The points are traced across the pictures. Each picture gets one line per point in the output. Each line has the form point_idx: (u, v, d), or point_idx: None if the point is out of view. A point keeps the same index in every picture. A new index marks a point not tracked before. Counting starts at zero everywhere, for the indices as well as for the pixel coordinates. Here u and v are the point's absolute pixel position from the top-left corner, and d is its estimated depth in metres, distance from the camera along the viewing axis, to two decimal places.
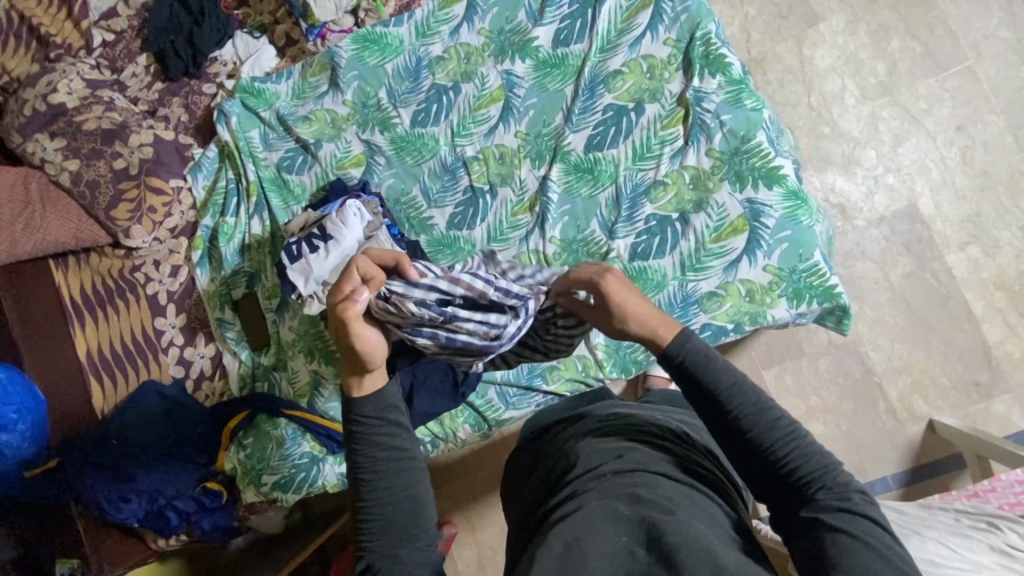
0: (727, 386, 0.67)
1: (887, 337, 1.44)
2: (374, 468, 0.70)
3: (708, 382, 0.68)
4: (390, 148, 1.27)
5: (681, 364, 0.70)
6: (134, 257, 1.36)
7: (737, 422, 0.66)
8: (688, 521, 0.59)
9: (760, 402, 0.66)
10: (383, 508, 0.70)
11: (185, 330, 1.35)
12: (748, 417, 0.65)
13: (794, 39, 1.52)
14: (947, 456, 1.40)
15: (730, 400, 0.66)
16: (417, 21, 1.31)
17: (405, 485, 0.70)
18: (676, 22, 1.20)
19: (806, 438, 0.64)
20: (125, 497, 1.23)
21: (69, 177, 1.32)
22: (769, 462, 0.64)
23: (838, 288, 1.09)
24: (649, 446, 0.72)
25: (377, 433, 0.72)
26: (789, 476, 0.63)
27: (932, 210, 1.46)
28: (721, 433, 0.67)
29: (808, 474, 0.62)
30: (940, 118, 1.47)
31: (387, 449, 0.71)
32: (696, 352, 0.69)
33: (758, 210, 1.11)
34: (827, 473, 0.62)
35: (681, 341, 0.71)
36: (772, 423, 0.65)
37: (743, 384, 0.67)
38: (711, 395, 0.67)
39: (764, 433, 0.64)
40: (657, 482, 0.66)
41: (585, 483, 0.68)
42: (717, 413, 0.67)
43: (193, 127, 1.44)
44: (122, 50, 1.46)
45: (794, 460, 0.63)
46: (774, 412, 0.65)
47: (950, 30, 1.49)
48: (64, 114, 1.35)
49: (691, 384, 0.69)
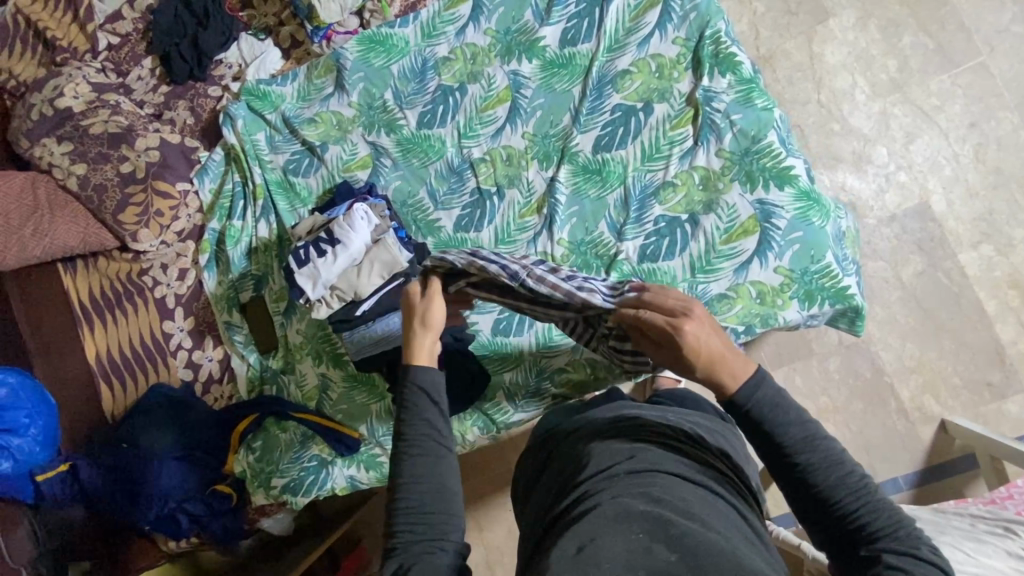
0: (797, 436, 0.68)
1: (898, 337, 1.42)
2: (412, 445, 0.72)
3: (776, 431, 0.69)
4: (396, 150, 1.26)
5: (749, 413, 0.71)
6: (142, 261, 1.36)
7: (804, 472, 0.67)
8: (706, 526, 0.58)
9: (828, 453, 0.67)
10: (415, 494, 0.69)
11: (192, 334, 1.35)
12: (817, 467, 0.66)
13: (804, 35, 1.50)
14: (958, 457, 1.38)
15: (798, 451, 0.67)
16: (422, 22, 1.30)
17: (436, 476, 0.71)
18: (685, 21, 1.18)
19: (875, 489, 0.65)
20: (137, 501, 1.23)
21: (77, 181, 1.32)
22: (834, 509, 0.65)
23: (850, 290, 1.08)
24: (662, 448, 0.71)
25: (422, 412, 0.75)
26: (854, 524, 0.64)
27: (944, 208, 1.44)
28: (787, 480, 0.68)
29: (876, 522, 0.62)
30: (953, 114, 1.45)
31: (428, 428, 0.74)
32: (764, 402, 0.71)
33: (769, 211, 1.10)
34: (894, 521, 0.62)
35: (749, 389, 0.71)
36: (841, 474, 0.66)
37: (817, 437, 0.68)
38: (779, 444, 0.68)
39: (832, 484, 0.65)
40: (672, 484, 0.64)
41: (598, 483, 0.66)
42: (783, 460, 0.68)
43: (198, 130, 1.43)
44: (127, 54, 1.46)
45: (859, 508, 0.64)
46: (843, 462, 0.66)
47: (963, 25, 1.46)
48: (71, 118, 1.35)
49: (761, 433, 0.70)
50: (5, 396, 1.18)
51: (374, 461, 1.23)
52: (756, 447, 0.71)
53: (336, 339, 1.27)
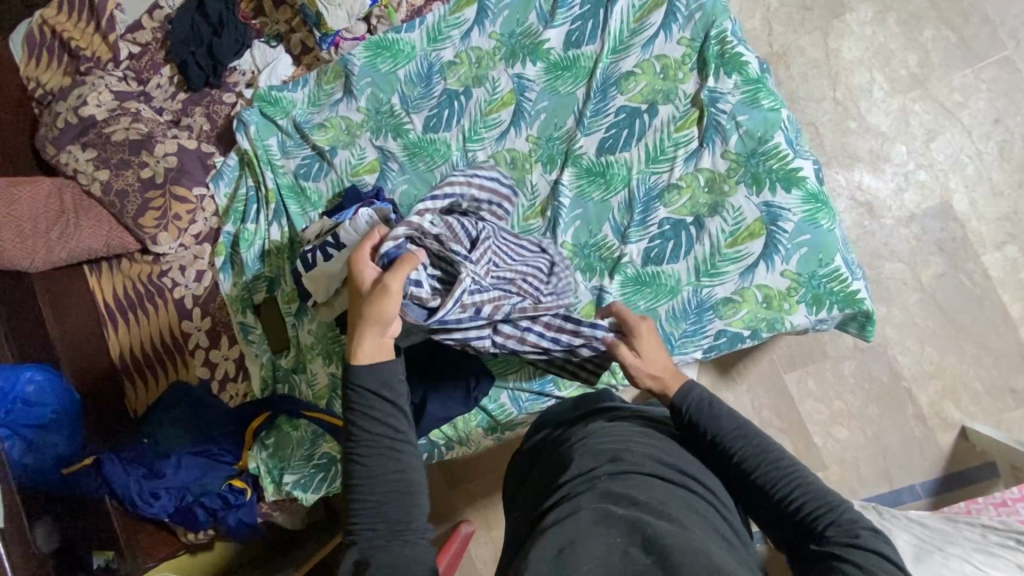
0: (728, 428, 0.71)
1: (916, 340, 1.38)
2: (369, 442, 0.73)
3: (712, 428, 0.72)
4: (402, 154, 1.28)
5: (687, 414, 0.75)
6: (161, 263, 1.41)
7: (740, 465, 0.69)
8: (684, 528, 0.58)
9: (761, 443, 0.69)
10: (373, 495, 0.71)
11: (209, 333, 1.39)
12: (749, 458, 0.68)
13: (819, 31, 1.46)
14: (979, 465, 1.34)
15: (733, 444, 0.70)
16: (428, 26, 1.31)
17: (394, 470, 0.72)
18: (690, 20, 1.17)
19: (810, 478, 0.66)
20: (155, 494, 1.29)
21: (100, 186, 1.38)
22: (774, 499, 0.66)
23: (860, 294, 1.05)
24: (645, 449, 0.70)
25: (374, 410, 0.75)
26: (794, 512, 0.64)
27: (967, 207, 1.39)
28: (729, 475, 0.70)
29: (812, 509, 0.63)
30: (976, 110, 1.40)
31: (382, 425, 0.74)
32: (700, 402, 0.75)
33: (776, 214, 1.08)
34: (829, 506, 0.63)
35: (684, 393, 0.76)
36: (775, 463, 0.67)
37: (749, 428, 0.71)
38: (716, 438, 0.71)
39: (768, 474, 0.67)
40: (652, 486, 0.64)
41: (579, 486, 0.66)
42: (721, 455, 0.71)
43: (214, 135, 1.47)
44: (148, 63, 1.51)
45: (793, 495, 0.65)
46: (775, 451, 0.68)
47: (988, 18, 1.41)
48: (94, 126, 1.41)
49: (695, 430, 0.74)
50: (32, 392, 1.24)
51: None
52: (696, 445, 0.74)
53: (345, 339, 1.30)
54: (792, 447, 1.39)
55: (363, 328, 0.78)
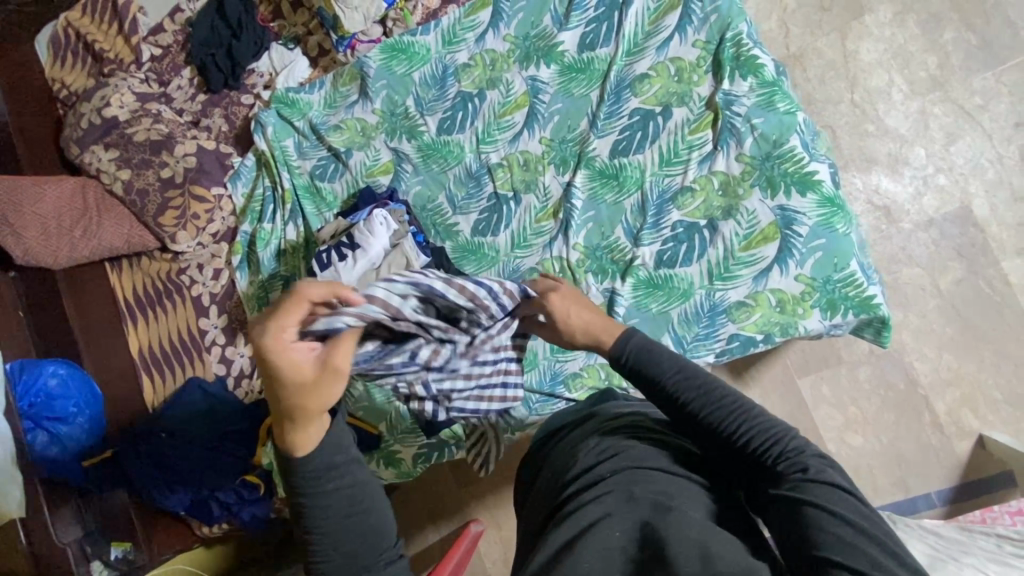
0: (674, 373, 0.71)
1: (934, 347, 1.36)
2: (327, 495, 0.67)
3: (654, 374, 0.71)
4: (417, 156, 1.29)
5: (627, 363, 0.74)
6: (180, 261, 1.44)
7: (687, 408, 0.69)
8: (685, 517, 0.59)
9: (711, 382, 0.69)
10: (340, 543, 0.67)
11: (226, 330, 1.42)
12: (698, 398, 0.68)
13: (837, 32, 1.45)
14: (999, 475, 1.31)
15: (676, 388, 0.70)
16: (443, 29, 1.32)
17: (361, 514, 0.69)
18: (706, 23, 1.16)
19: (757, 414, 0.66)
20: (172, 487, 1.32)
21: (122, 186, 1.41)
22: (727, 439, 0.66)
23: (876, 299, 1.04)
24: (645, 443, 0.70)
25: (327, 472, 0.68)
26: (747, 450, 0.64)
27: (987, 212, 1.37)
28: (678, 419, 0.70)
29: (764, 444, 0.64)
30: (998, 114, 1.38)
31: (334, 481, 0.68)
32: (640, 348, 0.74)
33: (791, 218, 1.07)
34: (778, 439, 0.63)
35: (625, 340, 0.75)
36: (720, 402, 0.67)
37: (694, 370, 0.70)
38: (659, 384, 0.71)
39: (717, 414, 0.67)
40: (654, 477, 0.64)
41: (581, 483, 0.67)
42: (669, 401, 0.70)
43: (233, 136, 1.50)
44: (168, 64, 1.53)
45: (743, 431, 0.65)
46: (722, 389, 0.68)
47: (1011, 19, 1.38)
48: (117, 126, 1.44)
49: (641, 377, 0.73)
50: (56, 385, 1.28)
51: (393, 457, 1.27)
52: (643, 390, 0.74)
53: None
54: None
55: (297, 425, 0.66)
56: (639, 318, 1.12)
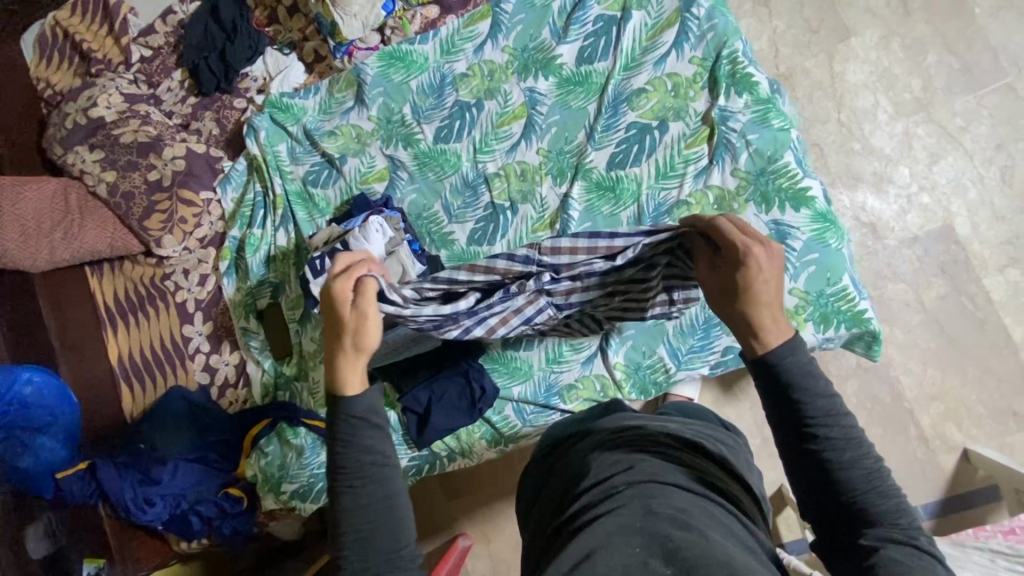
0: (823, 411, 0.63)
1: (919, 361, 1.39)
2: (359, 469, 0.68)
3: (801, 401, 0.64)
4: (413, 164, 1.29)
5: (777, 374, 0.65)
6: (165, 265, 1.40)
7: (817, 447, 0.63)
8: (706, 536, 0.57)
9: (851, 432, 0.63)
10: (364, 525, 0.67)
11: (211, 338, 1.38)
12: (833, 445, 0.62)
13: (825, 54, 1.49)
14: (982, 488, 1.34)
15: (819, 425, 0.63)
16: (442, 38, 1.32)
17: (386, 497, 0.68)
18: (702, 40, 1.18)
19: (883, 473, 0.62)
20: (150, 500, 1.26)
21: (106, 188, 1.37)
22: (841, 491, 0.61)
23: (867, 313, 1.07)
24: (659, 456, 0.70)
25: (357, 433, 0.70)
26: (858, 507, 0.61)
27: (969, 231, 1.41)
28: (794, 450, 0.64)
29: (879, 509, 0.60)
30: (978, 135, 1.42)
31: (367, 455, 0.69)
32: (797, 366, 0.65)
33: (785, 232, 1.09)
34: (898, 507, 0.60)
35: (784, 352, 0.65)
36: (855, 454, 0.62)
37: (844, 415, 0.63)
38: (800, 414, 0.63)
39: (845, 465, 0.61)
40: (671, 494, 0.63)
41: (597, 495, 0.66)
42: (800, 433, 0.64)
43: (223, 140, 1.47)
44: (159, 66, 1.51)
45: (865, 488, 0.61)
46: (860, 441, 0.62)
47: (990, 46, 1.44)
48: (103, 127, 1.40)
49: (779, 394, 0.65)
50: (31, 393, 1.24)
51: None
52: (771, 410, 0.66)
53: None
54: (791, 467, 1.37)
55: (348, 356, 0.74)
56: (634, 329, 1.18)
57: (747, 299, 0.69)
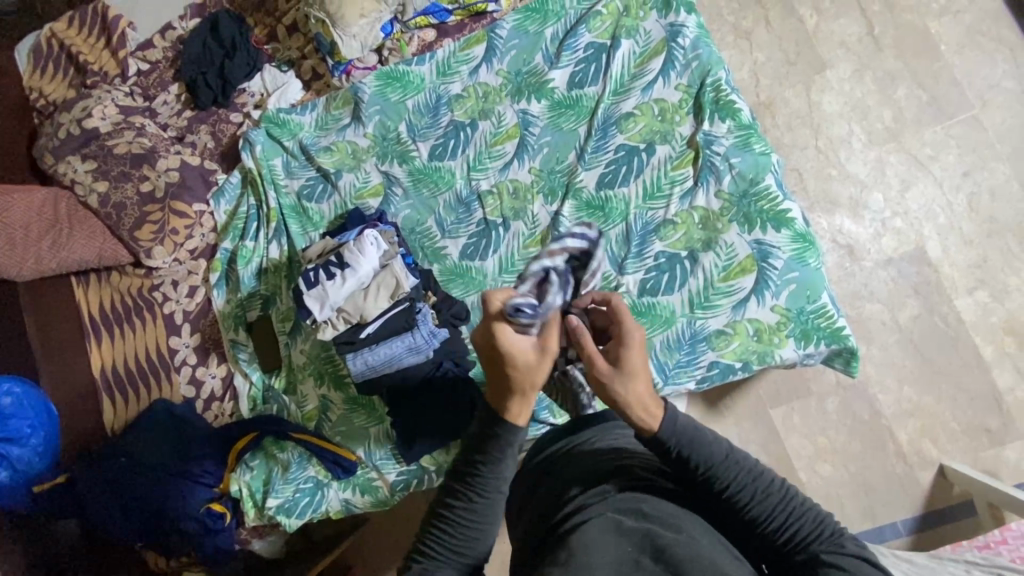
0: (719, 457, 0.67)
1: (896, 379, 1.43)
2: (481, 484, 0.74)
3: (703, 456, 0.67)
4: (407, 180, 1.31)
5: (675, 444, 0.68)
6: (153, 277, 1.39)
7: (728, 491, 0.66)
8: (695, 537, 0.60)
9: (749, 467, 0.67)
10: (462, 529, 0.73)
11: (198, 350, 1.37)
12: (741, 484, 0.66)
13: (802, 84, 1.57)
14: (959, 503, 1.37)
15: (726, 470, 0.67)
16: (438, 61, 1.36)
17: (486, 518, 0.74)
18: (687, 68, 1.24)
19: (799, 496, 0.66)
20: (129, 515, 1.24)
21: (97, 198, 1.37)
22: (763, 526, 0.65)
23: (845, 330, 1.11)
24: (652, 465, 0.73)
25: (504, 464, 0.74)
26: (785, 535, 0.64)
27: (940, 253, 1.47)
28: (714, 498, 0.68)
29: (804, 530, 0.63)
30: (946, 163, 1.50)
31: (492, 479, 0.74)
32: (688, 429, 0.69)
33: (767, 251, 1.14)
34: (819, 522, 0.64)
35: (672, 422, 0.69)
36: (768, 485, 0.66)
37: (738, 452, 0.68)
38: (707, 466, 0.67)
39: (758, 500, 0.65)
40: (661, 500, 0.66)
41: (590, 498, 0.69)
42: (709, 481, 0.67)
43: (218, 153, 1.48)
44: (155, 80, 1.52)
45: (790, 513, 0.64)
46: (762, 474, 0.67)
47: (956, 80, 1.52)
48: (97, 138, 1.41)
49: (682, 460, 0.68)
50: (9, 405, 1.24)
51: (369, 485, 1.23)
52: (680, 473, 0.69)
53: (339, 361, 1.30)
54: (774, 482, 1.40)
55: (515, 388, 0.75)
56: None
57: (628, 377, 0.72)
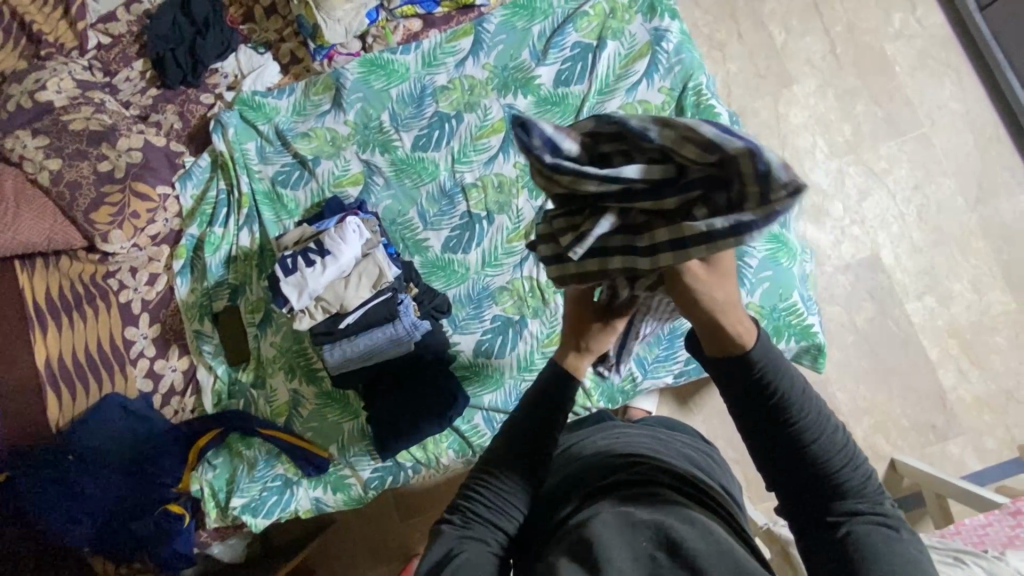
0: (798, 390, 0.65)
1: (853, 378, 1.52)
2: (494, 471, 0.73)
3: (779, 387, 0.65)
4: (389, 170, 1.29)
5: (757, 367, 0.65)
6: (109, 263, 1.30)
7: (795, 430, 0.64)
8: (708, 531, 0.58)
9: (819, 409, 0.65)
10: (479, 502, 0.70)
11: (157, 342, 1.29)
12: (808, 427, 0.64)
13: (771, 96, 1.65)
14: (907, 495, 1.46)
15: (797, 409, 0.64)
16: (424, 51, 1.35)
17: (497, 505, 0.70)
18: (670, 72, 1.28)
19: (855, 449, 0.65)
20: (75, 518, 1.16)
21: (48, 175, 1.27)
22: (818, 464, 0.64)
23: (814, 327, 1.17)
24: (658, 462, 0.71)
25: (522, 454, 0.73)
26: (835, 480, 0.63)
27: (892, 260, 1.57)
28: (773, 432, 0.65)
29: (853, 483, 0.63)
30: (899, 177, 1.61)
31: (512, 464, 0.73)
32: (773, 355, 0.66)
33: (743, 250, 1.18)
34: (868, 481, 0.64)
35: (761, 344, 0.66)
36: (831, 432, 0.64)
37: (812, 392, 0.66)
38: (778, 397, 0.64)
39: (821, 439, 0.64)
40: (671, 494, 0.65)
41: (599, 494, 0.67)
42: (776, 413, 0.65)
43: (185, 136, 1.41)
44: (118, 55, 1.44)
45: (842, 469, 0.63)
46: (831, 421, 0.65)
47: (908, 99, 1.64)
48: (51, 112, 1.31)
49: (753, 387, 0.66)
50: None
51: (343, 482, 1.19)
52: (746, 403, 0.66)
53: (312, 354, 1.26)
54: (745, 475, 1.40)
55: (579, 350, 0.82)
56: None
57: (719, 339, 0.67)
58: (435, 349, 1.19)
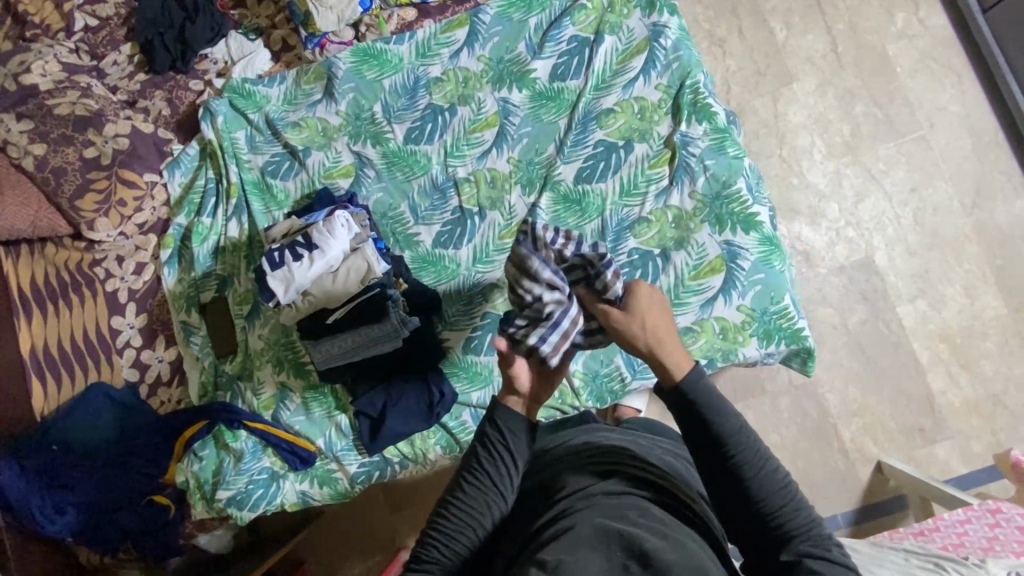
0: (733, 431, 0.69)
1: (843, 380, 1.52)
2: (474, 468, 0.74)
3: (716, 423, 0.70)
4: (380, 162, 1.27)
5: (690, 399, 0.72)
6: (95, 251, 1.28)
7: (735, 467, 0.68)
8: (681, 545, 0.59)
9: (757, 449, 0.69)
10: (466, 499, 0.72)
11: (144, 332, 1.27)
12: (746, 466, 0.68)
13: (770, 95, 1.63)
14: (893, 497, 1.47)
15: (733, 446, 0.69)
16: (418, 41, 1.32)
17: (480, 499, 0.72)
18: (668, 69, 1.26)
19: (796, 491, 0.68)
20: (60, 508, 1.16)
21: (33, 161, 1.23)
22: (760, 507, 0.67)
23: (804, 331, 1.16)
24: (635, 471, 0.71)
25: (503, 450, 0.75)
26: (777, 525, 0.66)
27: (886, 263, 1.56)
28: (716, 469, 0.70)
29: (794, 524, 0.65)
30: (896, 179, 1.59)
31: (495, 462, 0.74)
32: (707, 391, 0.71)
33: (736, 252, 1.17)
34: (812, 524, 0.65)
35: (692, 378, 0.72)
36: (770, 472, 0.68)
37: (750, 432, 0.70)
38: (716, 434, 0.70)
39: (763, 481, 0.67)
40: (646, 505, 0.65)
41: (576, 501, 0.67)
42: (716, 451, 0.70)
43: (174, 122, 1.39)
44: (105, 38, 1.41)
45: (784, 510, 0.66)
46: (770, 460, 0.69)
47: (908, 101, 1.62)
48: (35, 95, 1.28)
49: (692, 419, 0.72)
50: None
51: (329, 476, 1.19)
52: (691, 434, 0.72)
53: (301, 348, 1.24)
54: None
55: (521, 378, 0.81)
56: None
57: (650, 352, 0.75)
58: (423, 345, 1.19)
